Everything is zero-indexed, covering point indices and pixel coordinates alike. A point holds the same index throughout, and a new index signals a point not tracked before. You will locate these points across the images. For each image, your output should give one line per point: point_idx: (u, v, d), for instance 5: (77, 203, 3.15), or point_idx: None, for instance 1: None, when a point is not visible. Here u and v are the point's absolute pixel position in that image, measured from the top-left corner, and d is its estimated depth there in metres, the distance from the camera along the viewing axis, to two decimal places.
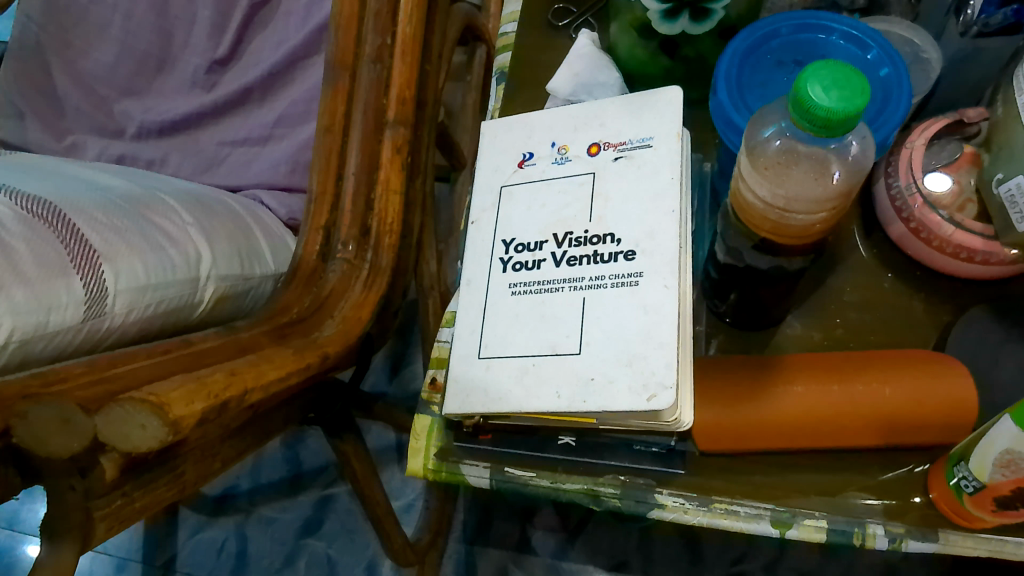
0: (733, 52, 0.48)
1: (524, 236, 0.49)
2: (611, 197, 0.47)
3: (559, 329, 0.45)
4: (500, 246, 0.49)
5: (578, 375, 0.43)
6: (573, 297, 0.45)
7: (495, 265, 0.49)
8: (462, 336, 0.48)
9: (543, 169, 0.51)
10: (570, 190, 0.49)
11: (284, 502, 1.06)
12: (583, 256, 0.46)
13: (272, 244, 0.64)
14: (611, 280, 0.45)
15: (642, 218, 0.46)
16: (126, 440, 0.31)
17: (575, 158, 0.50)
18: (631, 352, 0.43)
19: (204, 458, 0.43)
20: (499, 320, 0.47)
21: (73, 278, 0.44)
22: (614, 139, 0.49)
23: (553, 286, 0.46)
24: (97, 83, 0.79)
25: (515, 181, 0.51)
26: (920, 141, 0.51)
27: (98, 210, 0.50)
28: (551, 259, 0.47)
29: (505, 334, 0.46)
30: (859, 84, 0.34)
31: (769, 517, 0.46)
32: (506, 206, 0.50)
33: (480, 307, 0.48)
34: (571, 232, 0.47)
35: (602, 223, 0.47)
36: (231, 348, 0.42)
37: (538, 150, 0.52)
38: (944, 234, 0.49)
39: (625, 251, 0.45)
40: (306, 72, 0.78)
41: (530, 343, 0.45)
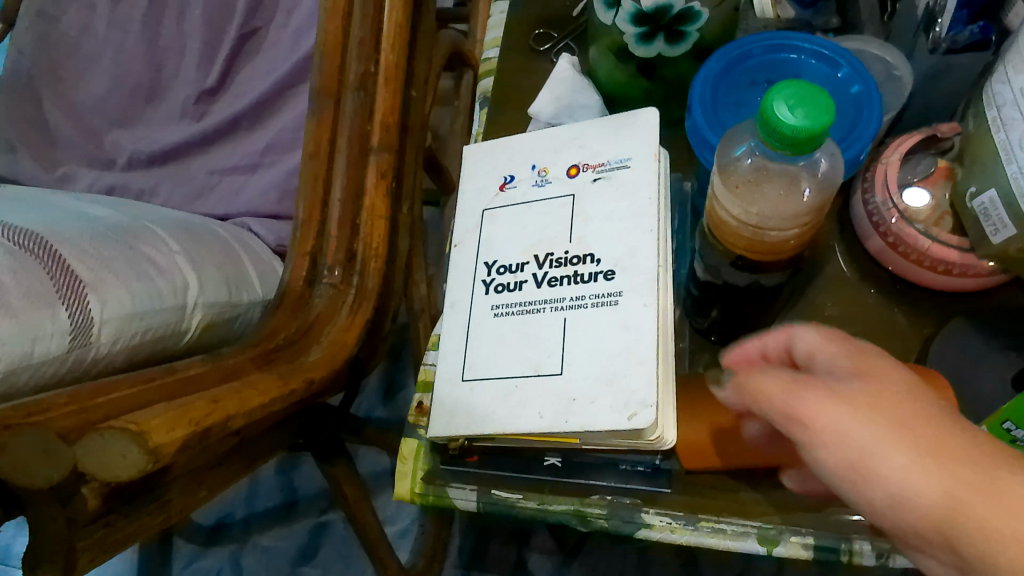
0: (707, 73, 0.49)
1: (506, 257, 0.49)
2: (590, 216, 0.48)
3: (541, 350, 0.45)
4: (483, 267, 0.50)
5: (561, 395, 0.43)
6: (554, 317, 0.46)
7: (477, 287, 0.49)
8: (446, 358, 0.48)
9: (524, 191, 0.51)
10: (551, 211, 0.50)
11: (279, 529, 1.05)
12: (564, 276, 0.47)
13: (260, 271, 0.65)
14: (591, 299, 0.45)
15: (621, 238, 0.46)
16: (107, 468, 0.31)
17: (555, 180, 0.51)
18: (613, 370, 0.43)
19: (190, 485, 0.43)
20: (482, 342, 0.47)
21: (60, 308, 0.45)
22: (593, 161, 0.50)
23: (535, 306, 0.47)
24: (88, 115, 0.80)
25: (496, 204, 0.52)
26: (896, 156, 0.51)
27: (86, 241, 0.50)
28: (534, 279, 0.48)
29: (487, 356, 0.47)
30: (824, 103, 0.34)
31: (756, 535, 0.47)
32: (488, 228, 0.51)
33: (464, 329, 0.48)
34: (551, 252, 0.48)
35: (582, 244, 0.47)
36: (216, 375, 0.43)
37: (518, 173, 0.52)
38: (922, 247, 0.49)
39: (604, 271, 0.46)
40: (294, 100, 0.79)
41: (513, 365, 0.46)
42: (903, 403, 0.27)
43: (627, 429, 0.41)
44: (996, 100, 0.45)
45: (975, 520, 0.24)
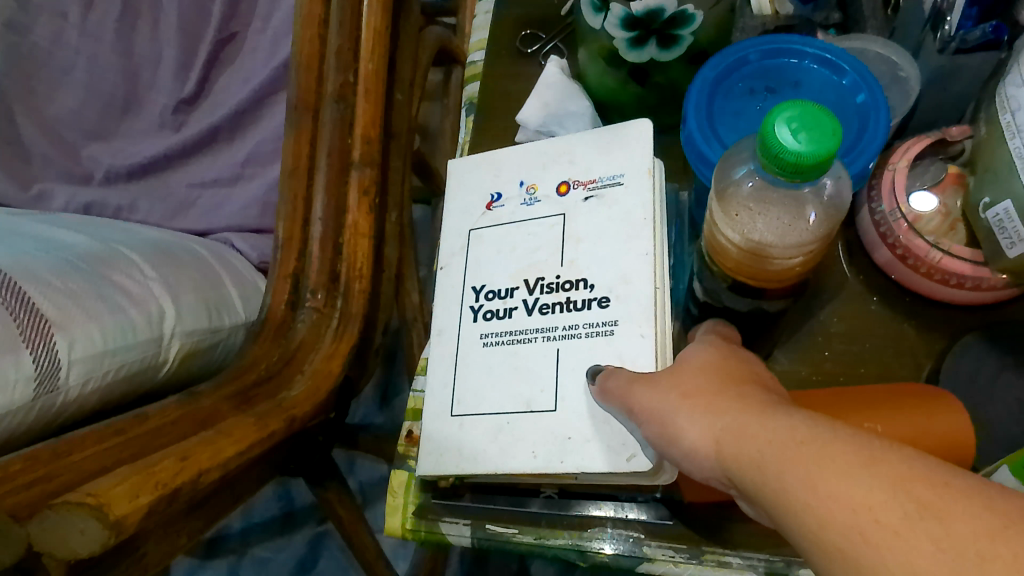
0: (702, 82, 0.46)
1: (495, 282, 0.47)
2: (582, 239, 0.46)
3: (532, 383, 0.43)
4: (471, 293, 0.47)
5: (556, 432, 0.41)
6: (546, 349, 0.43)
7: (465, 313, 0.47)
8: (434, 391, 0.46)
9: (512, 211, 0.49)
10: (540, 232, 0.47)
11: (277, 541, 1.03)
12: (556, 303, 0.44)
13: (242, 291, 0.62)
14: (585, 329, 0.43)
15: (615, 262, 0.44)
16: (64, 546, 0.29)
17: (544, 199, 0.48)
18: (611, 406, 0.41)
19: (168, 535, 0.41)
20: (471, 374, 0.45)
21: (24, 353, 0.42)
22: (584, 177, 0.48)
23: (527, 335, 0.44)
24: (63, 129, 0.77)
25: (482, 225, 0.49)
26: (904, 162, 0.49)
27: (53, 274, 0.48)
28: (525, 306, 0.45)
29: (476, 388, 0.44)
30: (830, 125, 0.32)
31: (764, 568, 0.44)
32: (475, 250, 0.49)
33: (452, 359, 0.46)
34: (543, 277, 0.45)
35: (574, 268, 0.45)
36: (189, 422, 0.40)
37: (506, 190, 0.50)
38: (931, 260, 0.47)
39: (599, 298, 0.43)
40: (274, 108, 0.76)
41: (504, 400, 0.43)
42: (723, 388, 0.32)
43: (626, 470, 0.39)
44: (1009, 103, 0.42)
45: (773, 472, 0.27)
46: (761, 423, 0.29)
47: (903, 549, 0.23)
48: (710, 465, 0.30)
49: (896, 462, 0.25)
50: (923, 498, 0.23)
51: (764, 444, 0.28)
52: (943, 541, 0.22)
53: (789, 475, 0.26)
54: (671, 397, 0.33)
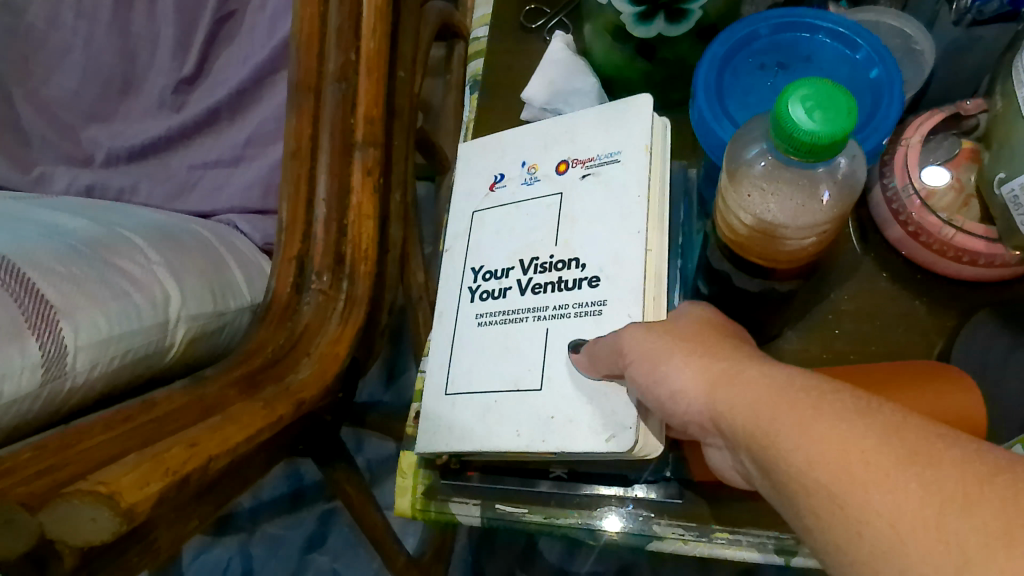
0: (712, 58, 0.45)
1: (491, 263, 0.47)
2: (576, 218, 0.45)
3: (521, 362, 0.43)
4: (469, 273, 0.48)
5: (540, 411, 0.41)
6: (535, 328, 0.43)
7: (463, 294, 0.48)
8: (434, 371, 0.47)
9: (513, 192, 0.49)
10: (536, 210, 0.47)
11: (287, 518, 1.04)
12: (548, 283, 0.44)
13: (247, 274, 0.62)
14: (574, 309, 0.43)
15: (609, 239, 0.43)
16: (76, 534, 0.29)
17: (544, 178, 0.48)
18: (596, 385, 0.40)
19: (180, 520, 0.41)
20: (466, 353, 0.46)
21: (30, 339, 0.42)
22: (583, 155, 0.47)
23: (518, 315, 0.44)
24: (62, 110, 0.76)
25: (483, 206, 0.50)
26: (916, 138, 0.48)
27: (55, 260, 0.48)
28: (518, 287, 0.45)
29: (469, 368, 0.45)
30: (845, 105, 0.31)
31: (773, 547, 0.44)
32: (475, 232, 0.49)
33: (449, 339, 0.47)
34: (536, 256, 0.45)
35: (568, 247, 0.44)
36: (197, 408, 0.40)
37: (507, 171, 0.50)
38: (945, 237, 0.46)
39: (590, 278, 0.43)
40: (275, 88, 0.75)
41: (495, 378, 0.44)
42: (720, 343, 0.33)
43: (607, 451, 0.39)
44: None
45: (771, 419, 0.28)
46: (759, 370, 0.30)
47: (889, 489, 0.24)
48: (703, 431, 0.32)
49: (886, 412, 0.26)
50: (917, 444, 0.24)
51: (756, 394, 0.30)
52: (929, 485, 0.23)
53: (781, 418, 0.28)
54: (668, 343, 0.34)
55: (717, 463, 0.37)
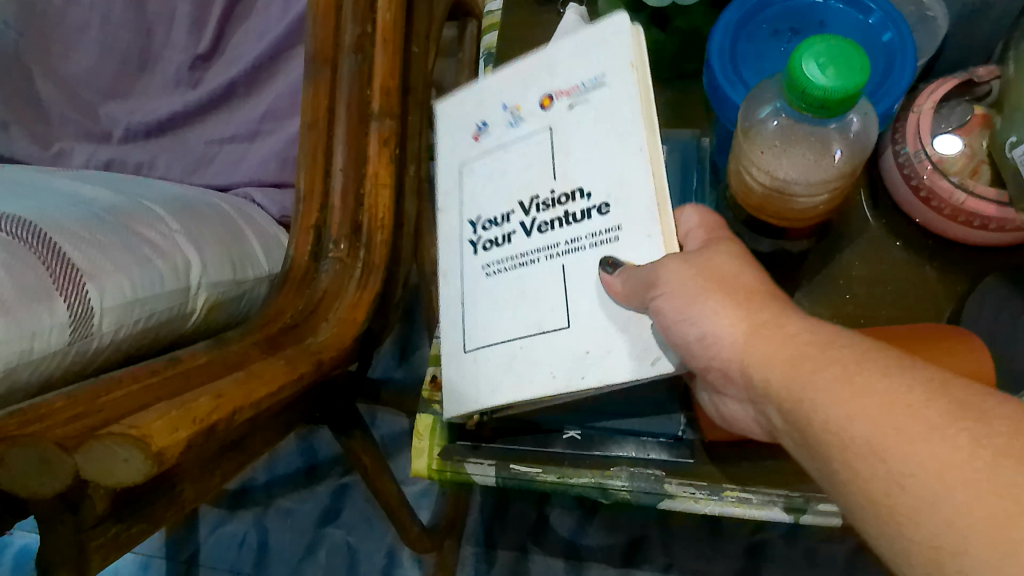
0: (726, 25, 0.46)
1: (489, 211, 0.47)
2: (571, 150, 0.44)
3: (541, 305, 0.43)
4: (466, 226, 0.48)
5: (574, 347, 0.42)
6: (549, 268, 0.44)
7: (466, 248, 0.48)
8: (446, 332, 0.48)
9: (499, 134, 0.48)
10: (529, 149, 0.46)
11: (302, 492, 1.04)
12: (553, 220, 0.44)
13: (265, 245, 0.63)
14: (588, 240, 0.42)
15: (611, 165, 0.42)
16: (110, 475, 0.30)
17: (529, 116, 0.46)
18: (623, 317, 0.41)
19: (204, 475, 0.42)
20: (479, 305, 0.46)
21: (57, 300, 0.43)
22: (567, 85, 0.45)
23: (529, 258, 0.45)
24: (80, 86, 0.77)
25: (470, 156, 0.49)
26: (929, 105, 0.48)
27: (80, 226, 0.49)
28: (522, 229, 0.45)
29: (486, 322, 0.46)
30: (859, 61, 0.31)
31: (782, 505, 0.46)
32: (467, 181, 0.49)
33: (456, 295, 0.48)
34: (537, 194, 0.45)
35: (568, 178, 0.44)
36: (221, 364, 0.41)
37: (488, 117, 0.49)
38: (956, 202, 0.47)
39: (597, 205, 0.42)
40: (291, 63, 0.75)
41: (517, 328, 0.44)
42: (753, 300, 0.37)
43: (650, 374, 0.40)
44: None
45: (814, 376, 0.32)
46: (795, 330, 0.35)
47: (935, 443, 0.28)
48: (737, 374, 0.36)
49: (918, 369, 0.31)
50: (953, 399, 0.29)
51: (795, 352, 0.34)
52: (979, 439, 0.28)
53: (822, 376, 0.32)
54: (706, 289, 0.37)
55: (731, 414, 0.42)
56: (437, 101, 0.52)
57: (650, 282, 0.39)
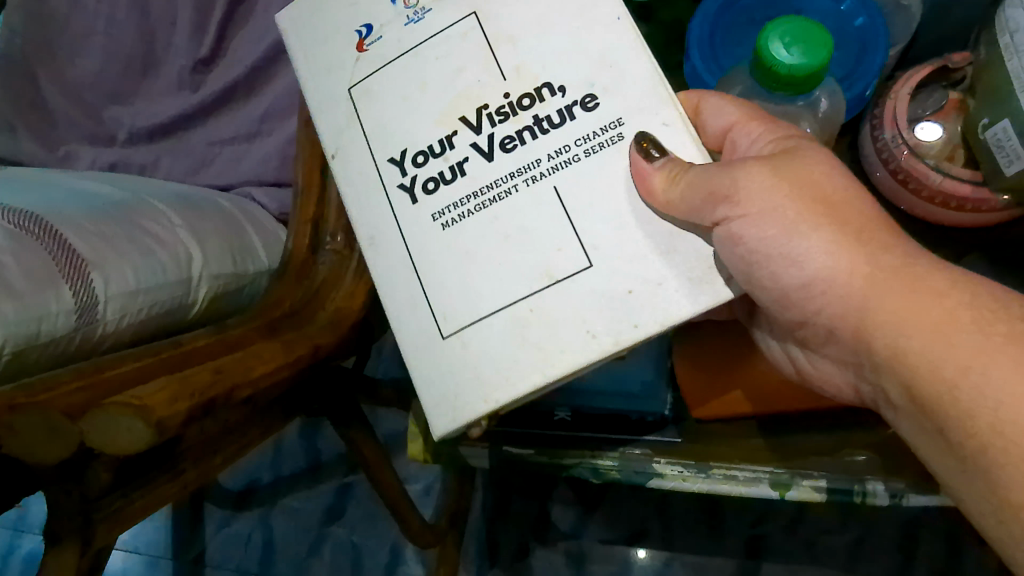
0: (705, 14, 0.47)
1: (424, 143, 0.42)
2: (513, 38, 0.42)
3: (544, 247, 0.40)
4: (394, 170, 0.43)
5: (599, 289, 0.39)
6: (535, 193, 0.40)
7: (402, 195, 0.43)
8: (404, 320, 0.42)
9: (397, 35, 0.43)
10: (456, 44, 0.42)
11: (308, 490, 0.99)
12: (522, 128, 0.41)
13: (265, 240, 0.65)
14: (580, 144, 0.40)
15: (584, 56, 0.41)
16: (114, 441, 0.32)
17: (434, 4, 0.43)
18: (669, 239, 0.39)
19: (207, 455, 0.44)
20: (448, 264, 0.41)
21: (62, 286, 0.45)
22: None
23: (502, 184, 0.41)
24: (84, 90, 0.79)
25: (368, 73, 0.44)
26: (906, 91, 0.50)
27: (86, 219, 0.50)
28: (478, 149, 0.41)
29: (469, 284, 0.40)
30: (822, 38, 0.33)
31: (769, 480, 0.51)
32: (368, 108, 0.44)
33: (409, 268, 0.42)
34: (487, 105, 0.42)
35: (527, 76, 0.41)
36: (221, 346, 0.43)
37: (378, 19, 0.44)
38: (933, 183, 0.48)
39: (578, 101, 0.40)
40: (289, 66, 0.77)
41: (516, 278, 0.40)
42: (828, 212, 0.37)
43: (709, 304, 0.38)
44: (1008, 25, 0.43)
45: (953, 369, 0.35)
46: (909, 289, 0.36)
47: None
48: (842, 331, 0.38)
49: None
50: None
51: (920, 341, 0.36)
52: None
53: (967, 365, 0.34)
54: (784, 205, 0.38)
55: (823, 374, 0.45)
56: (279, 16, 0.48)
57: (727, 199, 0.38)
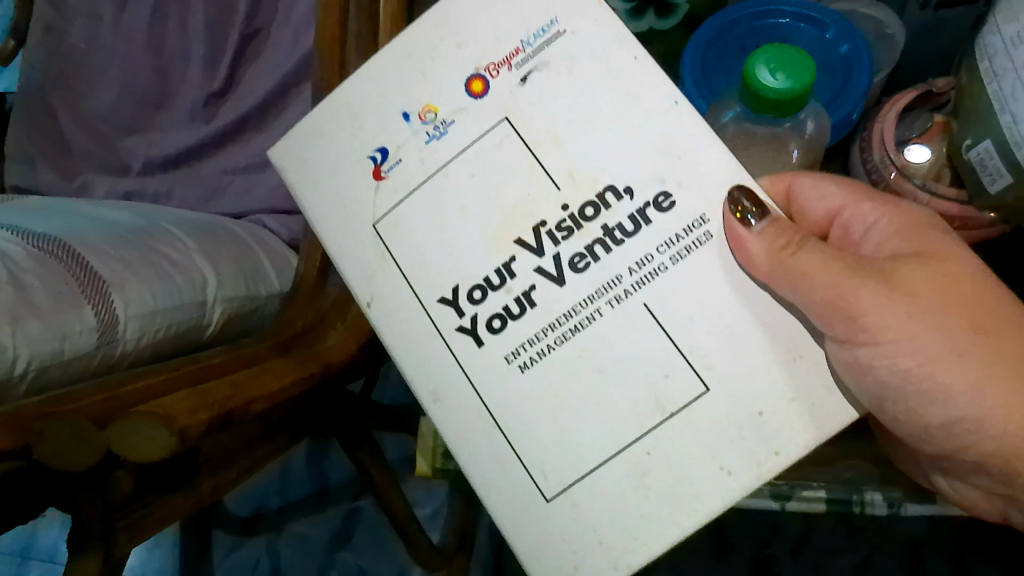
0: (697, 44, 0.50)
1: (480, 276, 0.41)
2: (559, 139, 0.41)
3: (649, 376, 0.39)
4: (449, 312, 0.42)
5: (724, 416, 0.38)
6: (622, 314, 0.39)
7: (467, 339, 0.41)
8: (499, 492, 0.40)
9: (419, 155, 0.43)
10: (492, 156, 0.42)
11: (314, 517, 0.98)
12: (591, 244, 0.40)
13: (277, 265, 0.67)
14: (665, 256, 0.39)
15: (641, 155, 0.40)
16: (137, 451, 0.33)
17: (456, 115, 0.43)
18: (791, 344, 0.38)
19: (221, 469, 0.46)
20: (538, 413, 0.40)
21: (85, 307, 0.47)
22: (496, 58, 0.42)
23: (583, 309, 0.40)
24: (101, 123, 0.82)
25: (393, 205, 0.43)
26: (892, 115, 0.52)
27: (106, 244, 0.52)
28: (544, 274, 0.40)
29: (567, 431, 0.39)
30: (804, 63, 0.35)
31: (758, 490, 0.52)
32: (402, 244, 0.43)
33: (489, 425, 0.40)
34: (544, 222, 0.41)
35: (582, 181, 0.40)
36: (235, 362, 0.44)
37: (393, 141, 0.44)
38: (921, 203, 0.50)
39: (652, 202, 0.40)
40: (299, 97, 0.80)
41: (621, 414, 0.39)
42: (949, 298, 0.39)
43: (836, 425, 0.37)
44: (987, 50, 0.45)
45: None
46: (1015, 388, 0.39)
47: None
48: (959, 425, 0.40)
49: None
50: None
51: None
52: None
53: None
54: (911, 326, 0.38)
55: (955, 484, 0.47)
56: (271, 151, 0.47)
57: (849, 315, 0.37)
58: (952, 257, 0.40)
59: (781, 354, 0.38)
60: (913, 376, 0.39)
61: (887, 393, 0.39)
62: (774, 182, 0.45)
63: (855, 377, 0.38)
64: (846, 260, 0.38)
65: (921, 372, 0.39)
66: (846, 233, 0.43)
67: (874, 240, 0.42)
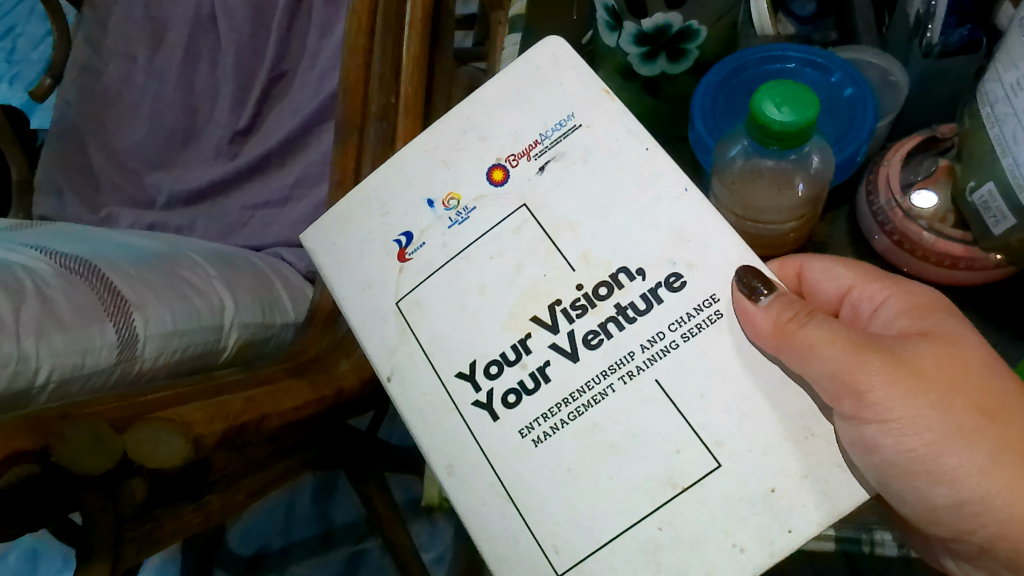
0: (708, 85, 0.52)
1: (495, 352, 0.42)
2: (577, 225, 0.42)
3: (660, 453, 0.38)
4: (465, 386, 0.42)
5: (736, 495, 0.37)
6: (634, 390, 0.39)
7: (480, 412, 0.41)
8: (512, 565, 0.40)
9: (441, 239, 0.45)
10: (509, 239, 0.43)
11: (317, 559, 0.96)
12: (603, 322, 0.40)
13: (292, 295, 0.68)
14: (676, 333, 0.39)
15: (653, 237, 0.41)
16: (152, 457, 0.35)
17: (477, 202, 0.45)
18: (803, 421, 0.37)
19: (229, 489, 0.47)
20: (547, 484, 0.39)
21: (107, 324, 0.48)
22: (517, 149, 0.45)
23: (595, 384, 0.40)
24: (129, 158, 0.85)
25: (415, 285, 0.45)
26: (896, 159, 0.53)
27: (130, 266, 0.54)
28: (559, 350, 0.41)
29: (576, 505, 0.39)
30: (810, 99, 0.37)
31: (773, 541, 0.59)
32: (422, 323, 0.44)
33: (504, 498, 0.40)
34: (560, 300, 0.41)
35: (597, 264, 0.41)
36: (250, 381, 0.45)
37: (417, 226, 0.45)
38: (927, 243, 0.51)
39: (665, 280, 0.40)
40: (321, 136, 0.82)
41: (634, 487, 0.38)
42: (959, 384, 0.38)
43: (850, 506, 0.36)
44: (988, 98, 0.46)
45: None
46: None
47: None
48: (981, 510, 0.38)
49: None
50: None
51: None
52: None
53: None
54: (920, 410, 0.38)
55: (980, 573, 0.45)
56: (305, 232, 0.49)
57: (858, 392, 0.37)
58: (962, 340, 0.40)
59: (773, 394, 0.38)
60: (919, 458, 0.38)
61: (893, 472, 0.39)
62: (785, 267, 0.47)
63: (864, 457, 0.37)
64: (854, 335, 0.38)
65: (926, 454, 0.38)
66: (857, 310, 0.45)
67: (882, 317, 0.43)
